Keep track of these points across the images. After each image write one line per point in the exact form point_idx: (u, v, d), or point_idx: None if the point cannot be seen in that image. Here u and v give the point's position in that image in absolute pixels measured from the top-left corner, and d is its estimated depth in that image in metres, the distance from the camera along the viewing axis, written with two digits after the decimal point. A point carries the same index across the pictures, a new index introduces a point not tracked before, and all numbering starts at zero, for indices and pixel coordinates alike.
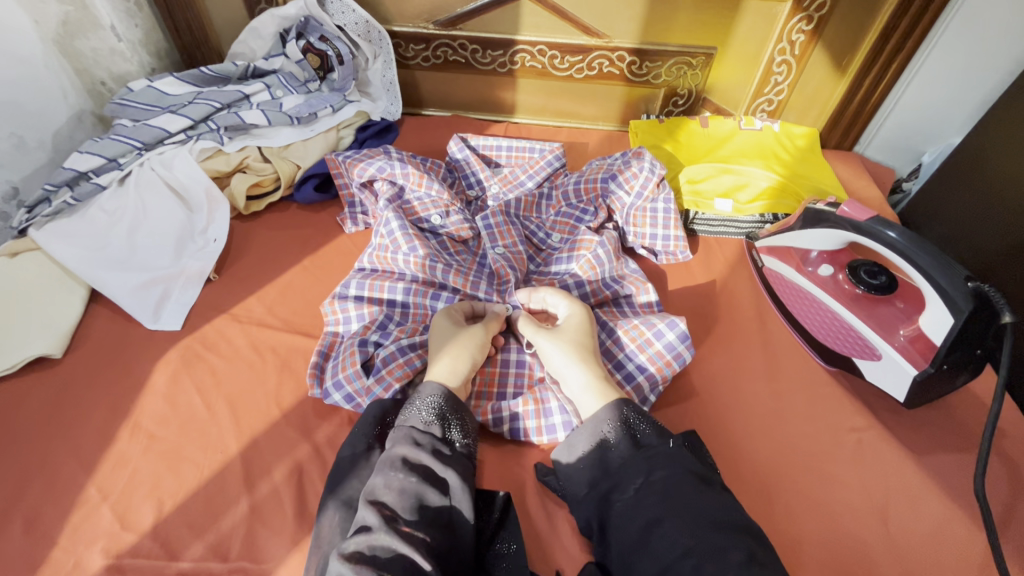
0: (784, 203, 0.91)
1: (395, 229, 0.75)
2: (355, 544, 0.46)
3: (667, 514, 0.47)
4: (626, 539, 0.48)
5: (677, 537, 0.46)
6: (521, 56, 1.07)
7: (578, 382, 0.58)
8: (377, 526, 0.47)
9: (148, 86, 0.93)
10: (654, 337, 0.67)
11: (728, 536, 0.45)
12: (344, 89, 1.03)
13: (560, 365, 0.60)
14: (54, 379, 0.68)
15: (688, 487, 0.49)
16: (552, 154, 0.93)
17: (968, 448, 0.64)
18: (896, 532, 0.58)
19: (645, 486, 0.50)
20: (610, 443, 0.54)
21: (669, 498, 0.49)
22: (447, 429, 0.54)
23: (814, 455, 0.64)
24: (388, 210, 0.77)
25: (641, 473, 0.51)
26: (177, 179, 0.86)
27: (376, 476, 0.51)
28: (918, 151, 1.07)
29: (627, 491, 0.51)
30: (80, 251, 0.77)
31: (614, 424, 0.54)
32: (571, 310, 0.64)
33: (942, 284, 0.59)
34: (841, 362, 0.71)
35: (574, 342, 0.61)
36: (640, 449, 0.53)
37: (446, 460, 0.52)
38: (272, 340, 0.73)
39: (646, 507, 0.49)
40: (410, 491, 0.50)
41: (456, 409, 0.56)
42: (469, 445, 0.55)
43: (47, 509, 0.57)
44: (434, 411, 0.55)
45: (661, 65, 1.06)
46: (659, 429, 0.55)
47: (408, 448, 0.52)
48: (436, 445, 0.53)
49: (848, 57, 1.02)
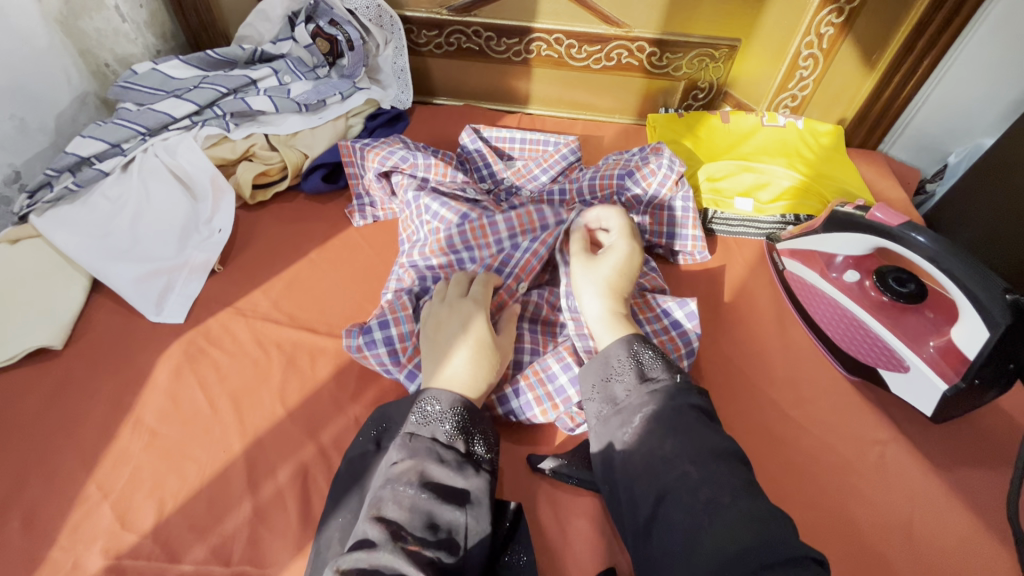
0: (808, 205, 0.88)
1: (441, 211, 0.74)
2: (356, 561, 0.43)
3: (670, 442, 0.46)
4: (633, 468, 0.47)
5: (680, 461, 0.45)
6: (537, 45, 1.04)
7: (595, 311, 0.59)
8: (382, 544, 0.44)
9: (152, 69, 0.90)
10: (663, 315, 0.68)
11: (732, 466, 0.44)
12: (353, 76, 1.00)
13: (586, 292, 0.61)
14: (54, 372, 0.66)
15: (692, 420, 0.47)
16: (567, 147, 0.89)
17: (996, 465, 0.62)
18: (921, 552, 0.55)
19: (651, 416, 0.48)
20: (616, 375, 0.52)
21: (676, 428, 0.47)
22: (469, 443, 0.52)
23: (836, 468, 0.62)
24: (426, 197, 0.76)
25: (647, 404, 0.49)
26: (181, 166, 0.84)
27: (384, 489, 0.48)
28: (944, 151, 1.04)
29: (635, 421, 0.49)
30: (81, 239, 0.75)
31: (622, 357, 0.53)
32: (620, 244, 0.65)
33: (979, 297, 0.57)
34: (865, 373, 0.68)
35: (608, 276, 0.62)
36: (645, 384, 0.50)
37: (465, 476, 0.50)
38: (277, 335, 0.71)
39: (651, 433, 0.47)
40: (422, 508, 0.47)
41: (478, 422, 0.53)
42: (492, 461, 0.53)
43: (46, 506, 0.56)
44: (456, 424, 0.52)
45: (682, 57, 1.03)
46: (667, 364, 0.52)
47: (425, 462, 0.49)
48: (456, 461, 0.50)
49: (878, 53, 0.98)
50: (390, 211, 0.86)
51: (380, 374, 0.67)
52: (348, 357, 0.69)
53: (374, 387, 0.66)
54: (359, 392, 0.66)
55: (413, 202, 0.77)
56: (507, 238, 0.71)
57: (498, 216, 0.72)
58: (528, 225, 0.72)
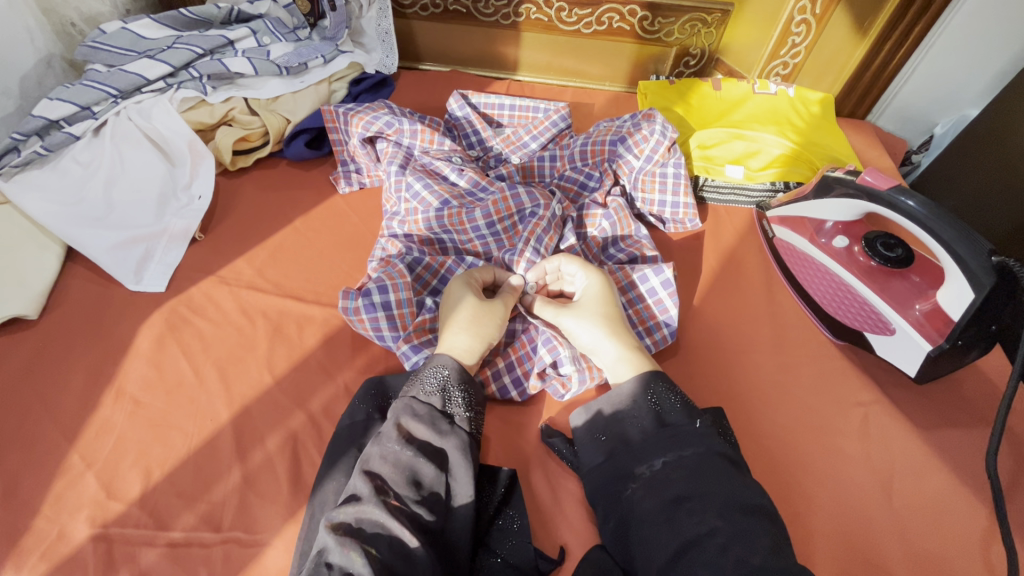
0: (796, 172, 0.88)
1: (422, 193, 0.73)
2: (343, 515, 0.45)
3: (696, 492, 0.46)
4: (648, 510, 0.47)
5: (706, 515, 0.45)
6: (526, 8, 1.01)
7: (612, 355, 0.57)
8: (367, 497, 0.45)
9: (121, 28, 0.85)
10: (637, 282, 0.68)
11: (759, 522, 0.44)
12: (335, 39, 0.97)
13: (590, 340, 0.58)
14: (30, 342, 0.64)
15: (717, 467, 0.48)
16: (558, 114, 0.88)
17: (975, 425, 0.63)
18: (902, 508, 0.57)
19: (673, 462, 0.49)
20: (632, 416, 0.53)
21: (700, 475, 0.47)
22: (453, 402, 0.52)
23: (821, 429, 0.63)
24: (408, 174, 0.74)
25: (668, 448, 0.50)
26: (157, 130, 0.80)
27: (372, 445, 0.49)
28: (930, 121, 1.04)
29: (653, 464, 0.49)
30: (52, 204, 0.72)
31: (640, 397, 0.53)
32: (587, 279, 0.62)
33: (963, 257, 0.57)
34: (852, 336, 0.69)
35: (597, 313, 0.59)
36: (665, 426, 0.51)
37: (446, 434, 0.50)
38: (262, 304, 0.69)
39: (674, 483, 0.47)
40: (405, 465, 0.48)
41: (463, 382, 0.53)
42: (473, 420, 0.52)
43: (27, 477, 0.54)
44: (438, 384, 0.53)
45: (675, 21, 1.01)
46: (686, 406, 0.53)
47: (410, 421, 0.50)
48: (441, 420, 0.51)
49: (870, 19, 0.96)
50: (376, 178, 0.84)
51: (369, 342, 0.67)
52: (336, 326, 0.68)
53: (364, 355, 0.65)
54: (348, 360, 0.65)
55: (394, 175, 0.76)
56: (484, 225, 0.71)
57: (477, 209, 0.70)
58: (505, 212, 0.71)
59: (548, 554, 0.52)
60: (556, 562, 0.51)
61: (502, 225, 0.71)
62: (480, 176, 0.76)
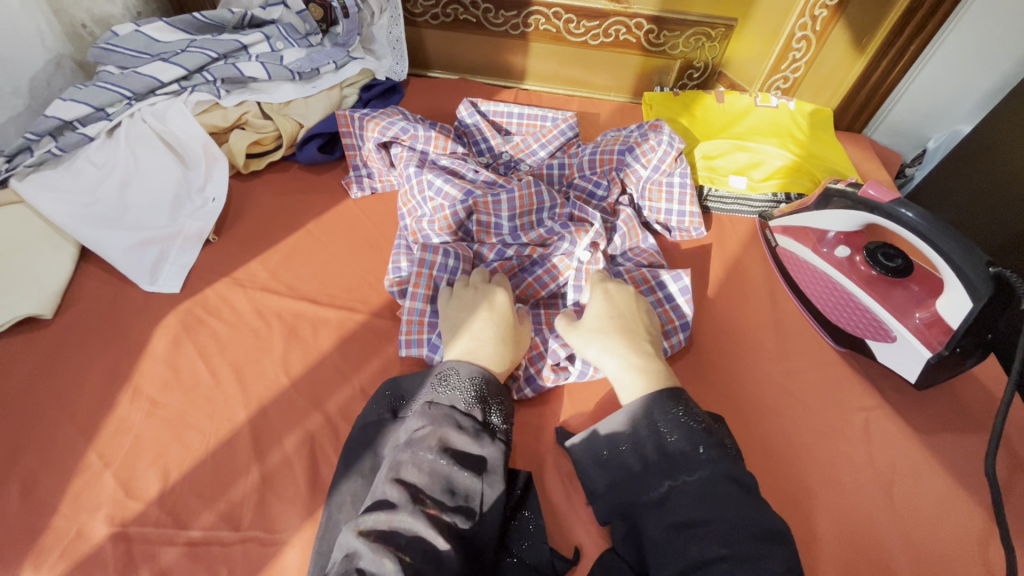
0: (799, 183, 0.91)
1: (445, 187, 0.74)
2: (375, 521, 0.45)
3: (702, 518, 0.46)
4: (656, 533, 0.48)
5: (711, 543, 0.45)
6: (535, 19, 1.03)
7: (617, 371, 0.57)
8: (401, 504, 0.46)
9: (135, 31, 0.86)
10: (657, 287, 0.71)
11: (771, 548, 0.44)
12: (348, 45, 0.98)
13: (589, 353, 0.60)
14: (44, 341, 0.64)
15: (722, 490, 0.47)
16: (566, 123, 0.90)
17: (971, 430, 0.66)
18: (903, 509, 0.59)
19: (677, 487, 0.49)
20: (628, 442, 0.53)
21: (705, 501, 0.47)
22: (487, 412, 0.54)
23: (825, 433, 0.65)
24: (428, 173, 0.75)
25: (670, 474, 0.50)
26: (171, 132, 0.81)
27: (404, 451, 0.50)
28: (923, 136, 1.08)
29: (657, 489, 0.50)
30: (67, 205, 0.72)
31: (637, 426, 0.53)
32: (591, 297, 0.64)
33: (962, 268, 0.59)
34: (852, 343, 0.72)
35: (596, 328, 0.61)
36: (665, 453, 0.51)
37: (482, 443, 0.52)
38: (277, 306, 0.70)
39: (678, 510, 0.48)
40: (440, 473, 0.49)
41: (496, 393, 0.55)
42: (507, 431, 0.54)
43: (44, 476, 0.55)
44: (473, 394, 0.54)
45: (679, 35, 1.04)
46: (687, 429, 0.52)
47: (446, 428, 0.51)
48: (475, 429, 0.52)
49: (869, 35, 1.00)
50: (388, 183, 0.85)
51: (384, 344, 0.67)
52: (351, 328, 0.69)
53: (379, 357, 0.66)
54: (363, 362, 0.66)
55: (414, 177, 0.76)
56: (507, 220, 0.73)
57: (503, 196, 0.72)
58: (527, 207, 0.74)
59: (563, 553, 0.53)
60: (571, 562, 0.52)
61: (522, 219, 0.74)
62: (496, 176, 0.79)
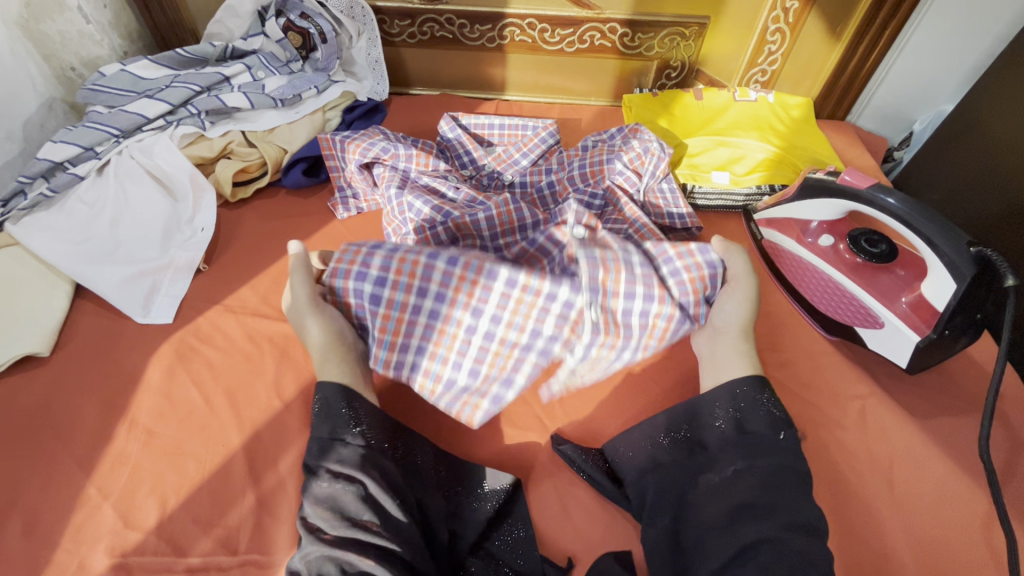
0: (780, 175, 0.91)
1: (424, 209, 0.75)
2: (296, 562, 0.47)
3: (763, 500, 0.48)
4: (713, 516, 0.49)
5: (766, 526, 0.46)
6: (510, 30, 1.04)
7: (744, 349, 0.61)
8: (305, 542, 0.47)
9: (120, 70, 0.88)
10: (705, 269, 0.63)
11: (815, 544, 0.46)
12: (328, 69, 1.01)
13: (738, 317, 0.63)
14: (43, 379, 0.65)
15: (790, 483, 0.49)
16: (546, 131, 0.91)
17: (969, 413, 0.65)
18: (902, 496, 0.58)
19: (745, 470, 0.50)
20: (712, 419, 0.55)
21: (771, 485, 0.49)
22: (335, 425, 0.52)
23: (820, 424, 0.64)
24: (408, 194, 0.77)
25: (741, 458, 0.51)
26: (159, 166, 0.83)
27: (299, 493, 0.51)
28: (909, 119, 1.08)
29: (724, 471, 0.51)
30: (59, 244, 0.74)
31: (726, 404, 0.55)
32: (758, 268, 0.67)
33: (940, 249, 0.59)
34: (842, 332, 0.71)
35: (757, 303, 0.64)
36: (745, 434, 0.53)
37: (342, 457, 0.50)
38: (268, 330, 0.71)
39: (740, 490, 0.49)
40: (324, 500, 0.49)
41: (337, 401, 0.53)
42: (364, 433, 0.52)
43: (46, 511, 0.56)
44: (321, 413, 0.53)
45: (654, 36, 1.04)
46: (773, 419, 0.53)
47: (308, 459, 0.51)
48: (330, 446, 0.51)
49: (842, 23, 1.00)
50: (373, 202, 0.86)
51: None
52: None
53: None
54: None
55: (395, 199, 0.77)
56: (489, 237, 0.73)
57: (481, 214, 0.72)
58: (507, 224, 0.74)
59: (557, 561, 0.53)
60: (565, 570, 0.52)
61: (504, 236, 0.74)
62: (477, 192, 0.79)
